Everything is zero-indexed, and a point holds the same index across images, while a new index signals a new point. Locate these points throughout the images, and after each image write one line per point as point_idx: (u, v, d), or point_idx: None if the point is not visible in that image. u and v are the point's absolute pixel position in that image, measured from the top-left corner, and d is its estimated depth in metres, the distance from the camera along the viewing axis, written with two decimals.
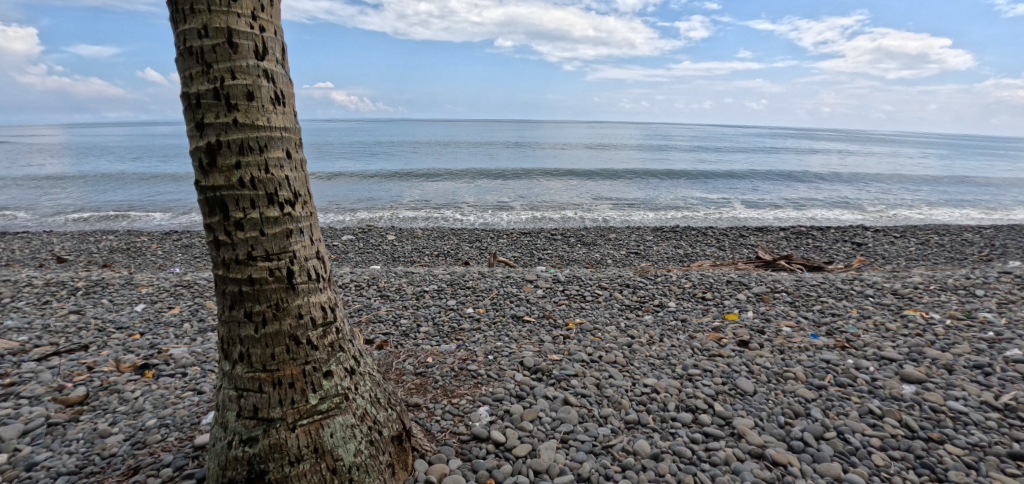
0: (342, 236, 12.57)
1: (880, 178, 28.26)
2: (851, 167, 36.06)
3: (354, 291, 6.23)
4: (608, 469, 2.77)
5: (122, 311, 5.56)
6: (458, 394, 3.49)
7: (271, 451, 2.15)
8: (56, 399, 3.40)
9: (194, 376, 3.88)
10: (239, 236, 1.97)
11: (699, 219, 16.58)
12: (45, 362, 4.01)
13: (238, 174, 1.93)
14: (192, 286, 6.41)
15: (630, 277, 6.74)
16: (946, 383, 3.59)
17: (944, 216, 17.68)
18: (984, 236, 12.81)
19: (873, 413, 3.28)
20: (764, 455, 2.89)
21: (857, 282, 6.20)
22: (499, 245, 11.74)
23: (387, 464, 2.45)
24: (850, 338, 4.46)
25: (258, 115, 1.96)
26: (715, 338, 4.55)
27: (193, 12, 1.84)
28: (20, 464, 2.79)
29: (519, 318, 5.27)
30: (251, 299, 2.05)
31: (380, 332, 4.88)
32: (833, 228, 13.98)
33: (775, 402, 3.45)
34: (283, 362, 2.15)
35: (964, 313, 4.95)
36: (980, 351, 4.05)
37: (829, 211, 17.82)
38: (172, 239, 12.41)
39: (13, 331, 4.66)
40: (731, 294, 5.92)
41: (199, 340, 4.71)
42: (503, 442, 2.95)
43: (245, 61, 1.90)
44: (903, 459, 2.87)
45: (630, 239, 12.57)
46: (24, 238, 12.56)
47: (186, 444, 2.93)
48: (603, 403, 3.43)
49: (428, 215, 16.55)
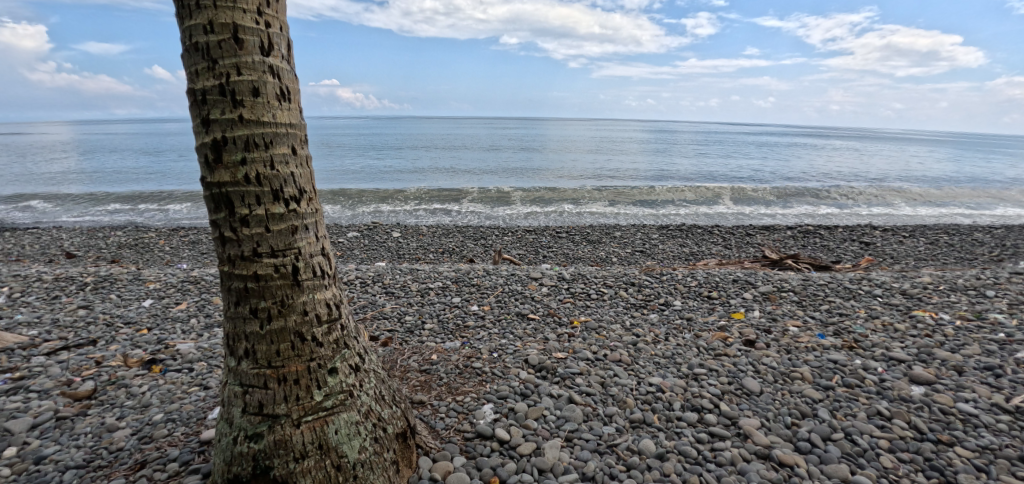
0: (347, 233, 12.55)
1: (887, 177, 28.03)
2: (857, 166, 35.72)
3: (359, 288, 6.24)
4: (612, 468, 2.76)
5: (130, 306, 5.60)
6: (462, 391, 3.49)
7: (276, 447, 2.16)
8: (66, 394, 3.43)
9: (200, 372, 3.91)
10: (244, 232, 1.97)
11: (707, 219, 16.29)
12: (54, 356, 4.06)
13: (243, 171, 1.93)
14: (199, 282, 6.43)
15: (636, 276, 6.69)
16: (956, 385, 3.56)
17: (952, 214, 17.50)
18: (994, 236, 12.62)
19: (882, 415, 3.26)
20: (771, 456, 2.88)
21: (865, 282, 6.12)
22: (504, 242, 11.73)
23: (391, 461, 2.45)
24: (859, 338, 4.42)
25: (263, 112, 1.94)
26: (722, 337, 4.50)
27: (198, 7, 1.84)
28: (29, 457, 2.81)
29: (524, 316, 5.27)
30: (256, 295, 2.05)
31: (386, 329, 4.90)
32: (841, 227, 13.72)
33: (781, 402, 3.43)
34: (289, 359, 2.15)
35: (974, 314, 4.89)
36: (991, 352, 4.00)
37: (837, 209, 17.55)
38: (179, 235, 12.46)
39: (22, 326, 4.70)
40: (737, 294, 5.88)
41: (205, 335, 4.75)
42: (508, 441, 2.94)
43: (250, 56, 1.90)
44: (911, 461, 2.84)
45: (634, 236, 12.55)
46: (36, 234, 12.69)
47: (192, 439, 2.95)
48: (608, 402, 3.40)
49: (430, 213, 16.53)
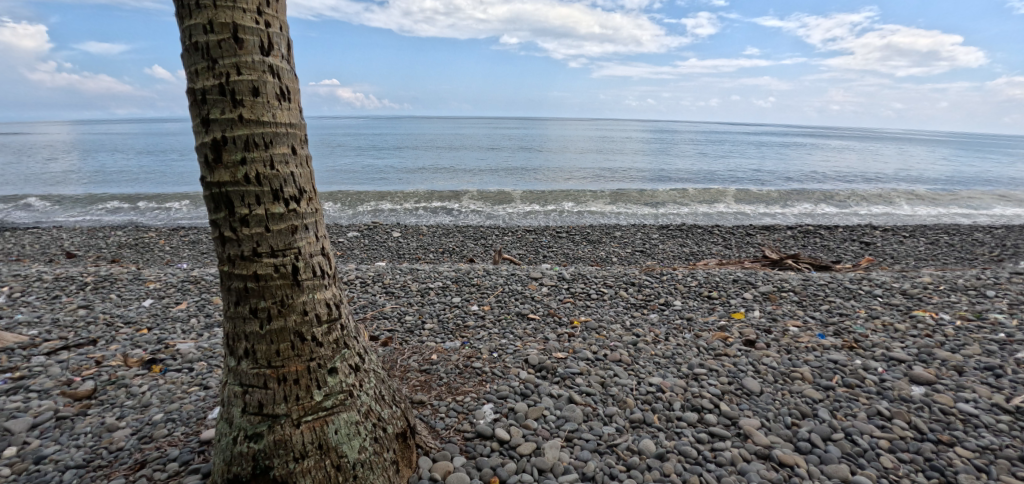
0: (347, 233, 12.55)
1: (887, 177, 28.00)
2: (858, 166, 35.69)
3: (359, 287, 6.25)
4: (612, 468, 2.76)
5: (130, 306, 5.60)
6: (463, 391, 3.48)
7: (276, 447, 2.16)
8: (66, 393, 3.43)
9: (200, 371, 3.91)
10: (244, 232, 1.97)
11: (707, 219, 16.28)
12: (54, 356, 4.06)
13: (243, 170, 1.93)
14: (199, 282, 6.43)
15: (636, 275, 6.68)
16: (956, 385, 3.56)
17: (952, 214, 17.49)
18: (994, 236, 12.61)
19: (882, 415, 3.26)
20: (771, 456, 2.88)
21: (865, 282, 6.12)
22: (504, 242, 11.72)
23: (391, 461, 2.45)
24: (859, 338, 4.42)
25: (263, 111, 1.94)
26: (722, 337, 4.50)
27: (198, 7, 1.84)
28: (29, 457, 2.81)
29: (524, 316, 5.27)
30: (256, 295, 2.05)
31: (386, 329, 4.90)
32: (841, 227, 13.72)
33: (782, 402, 3.42)
34: (289, 358, 2.15)
35: (974, 314, 4.89)
36: (991, 352, 4.00)
37: (837, 209, 17.55)
38: (180, 235, 12.46)
39: (22, 326, 4.70)
40: (737, 294, 5.88)
41: (205, 335, 4.75)
42: (508, 440, 2.94)
43: (250, 56, 1.89)
44: (912, 461, 2.84)
45: (635, 236, 12.54)
46: (36, 234, 12.67)
47: (192, 439, 2.95)
48: (608, 402, 3.40)
49: (430, 213, 16.52)
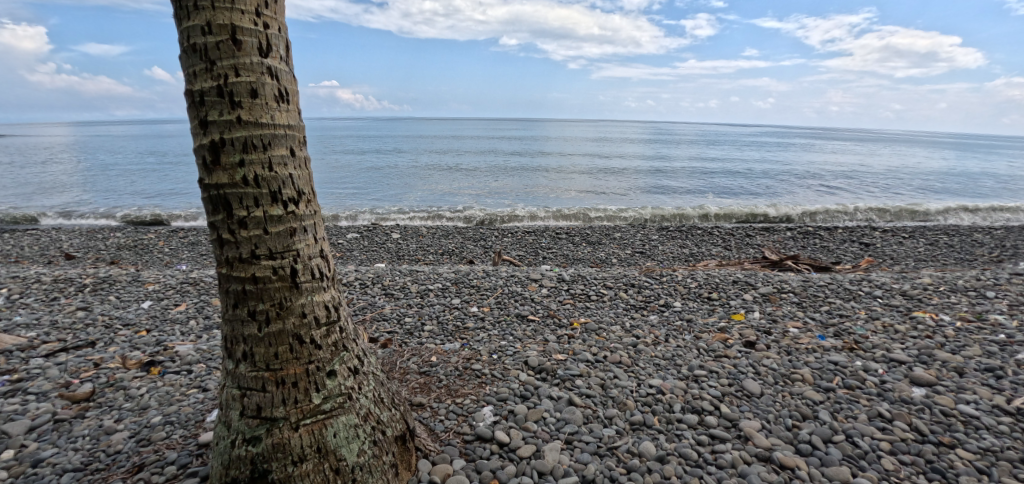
0: (347, 235, 12.55)
1: (886, 177, 28.13)
2: (856, 166, 35.87)
3: (359, 289, 6.24)
4: (613, 470, 2.74)
5: (130, 307, 5.61)
6: (461, 393, 3.47)
7: (274, 450, 2.14)
8: (63, 396, 3.41)
9: (200, 373, 3.90)
10: (241, 235, 1.96)
11: (706, 220, 16.37)
12: (52, 358, 4.05)
13: (241, 173, 1.92)
14: (199, 283, 6.42)
15: (635, 276, 6.68)
16: (957, 386, 3.56)
17: (951, 214, 17.62)
18: (993, 236, 12.66)
19: (882, 416, 3.25)
20: (771, 458, 2.87)
21: (865, 282, 6.13)
22: (503, 243, 11.75)
23: (390, 464, 2.43)
24: (859, 339, 4.42)
25: (261, 113, 1.94)
26: (722, 338, 4.50)
27: (197, 8, 1.83)
28: (25, 460, 2.79)
29: (524, 318, 5.26)
30: (254, 297, 2.04)
31: (385, 331, 4.88)
32: (841, 228, 13.78)
33: (783, 403, 3.41)
34: (287, 361, 2.13)
35: (975, 315, 4.90)
36: (991, 354, 4.00)
37: (836, 208, 17.67)
38: (179, 236, 12.49)
39: (21, 328, 4.70)
40: (737, 295, 5.88)
41: (204, 337, 4.74)
42: (507, 443, 2.93)
43: (248, 57, 1.88)
44: (912, 464, 2.83)
45: (634, 237, 12.60)
46: (36, 235, 12.77)
47: (190, 442, 2.94)
48: (608, 404, 3.39)
49: (428, 214, 16.59)
